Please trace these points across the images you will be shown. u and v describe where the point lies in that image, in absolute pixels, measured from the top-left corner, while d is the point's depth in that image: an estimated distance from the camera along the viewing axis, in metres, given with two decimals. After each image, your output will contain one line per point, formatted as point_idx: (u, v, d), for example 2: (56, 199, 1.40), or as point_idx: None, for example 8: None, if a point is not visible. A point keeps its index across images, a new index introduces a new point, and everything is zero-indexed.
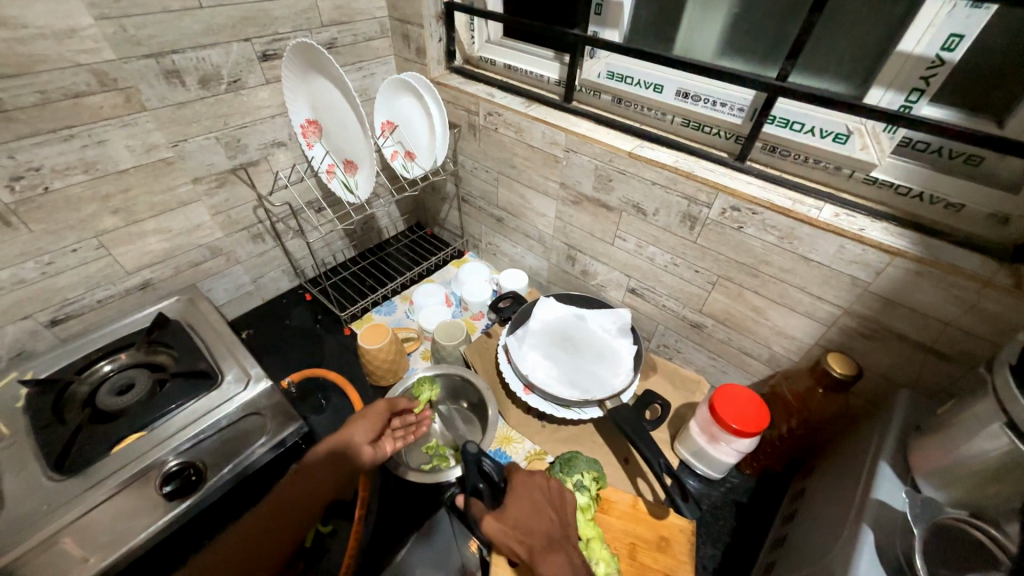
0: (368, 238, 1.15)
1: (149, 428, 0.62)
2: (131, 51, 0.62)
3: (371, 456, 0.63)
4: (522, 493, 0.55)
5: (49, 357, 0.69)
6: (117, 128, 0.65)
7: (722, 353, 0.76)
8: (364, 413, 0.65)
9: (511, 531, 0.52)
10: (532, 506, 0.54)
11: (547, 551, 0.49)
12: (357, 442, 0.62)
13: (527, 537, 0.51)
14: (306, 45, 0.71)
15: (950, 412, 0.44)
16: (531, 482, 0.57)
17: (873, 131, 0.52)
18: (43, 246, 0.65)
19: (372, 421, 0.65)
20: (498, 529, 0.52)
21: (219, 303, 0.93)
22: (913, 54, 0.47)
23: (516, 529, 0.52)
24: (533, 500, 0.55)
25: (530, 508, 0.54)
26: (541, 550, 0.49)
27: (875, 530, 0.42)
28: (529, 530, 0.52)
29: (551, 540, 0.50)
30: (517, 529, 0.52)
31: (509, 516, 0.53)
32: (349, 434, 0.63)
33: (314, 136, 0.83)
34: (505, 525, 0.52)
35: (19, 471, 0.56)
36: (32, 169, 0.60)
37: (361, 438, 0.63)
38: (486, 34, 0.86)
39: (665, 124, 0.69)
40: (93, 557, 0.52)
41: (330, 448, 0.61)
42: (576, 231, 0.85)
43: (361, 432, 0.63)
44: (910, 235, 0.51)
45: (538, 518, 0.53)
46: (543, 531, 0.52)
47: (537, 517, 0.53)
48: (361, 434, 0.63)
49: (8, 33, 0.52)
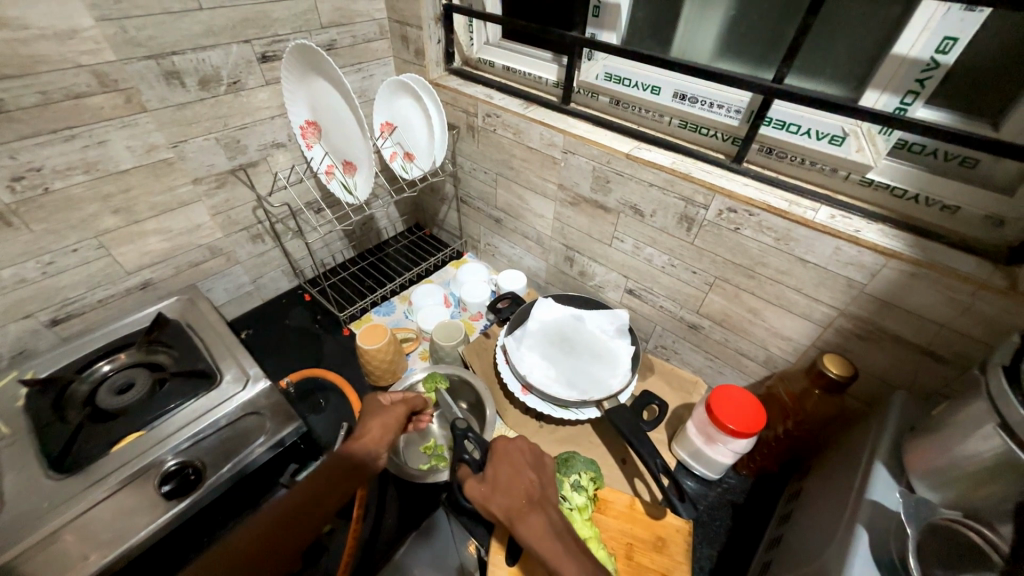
0: (367, 238, 1.15)
1: (148, 427, 0.63)
2: (131, 52, 0.62)
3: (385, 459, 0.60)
4: (503, 459, 0.54)
5: (50, 357, 0.70)
6: (117, 128, 0.65)
7: (720, 355, 0.77)
8: (382, 416, 0.62)
9: (492, 498, 0.49)
10: (515, 470, 0.52)
11: (526, 513, 0.48)
12: (377, 450, 0.58)
13: (508, 499, 0.49)
14: (306, 47, 0.72)
15: (945, 412, 0.44)
16: (511, 448, 0.55)
17: (868, 133, 0.52)
18: (44, 246, 0.65)
19: (392, 426, 0.61)
20: (480, 494, 0.50)
21: (219, 303, 0.94)
22: (908, 57, 0.47)
23: (496, 493, 0.50)
24: (518, 463, 0.53)
25: (512, 470, 0.52)
26: (520, 512, 0.48)
27: (870, 530, 0.42)
28: (510, 491, 0.50)
29: (530, 502, 0.49)
30: (499, 493, 0.50)
31: (491, 481, 0.51)
32: (368, 440, 0.58)
33: (314, 137, 0.84)
34: (485, 488, 0.50)
35: (20, 470, 0.57)
36: (33, 170, 0.60)
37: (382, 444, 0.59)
38: (485, 36, 0.87)
39: (662, 125, 0.69)
40: (93, 555, 0.53)
41: (352, 455, 0.57)
42: (574, 232, 0.85)
43: (380, 437, 0.59)
44: (905, 237, 0.52)
45: (521, 479, 0.52)
46: (525, 491, 0.50)
47: (519, 479, 0.51)
48: (382, 441, 0.59)
49: (10, 34, 0.53)
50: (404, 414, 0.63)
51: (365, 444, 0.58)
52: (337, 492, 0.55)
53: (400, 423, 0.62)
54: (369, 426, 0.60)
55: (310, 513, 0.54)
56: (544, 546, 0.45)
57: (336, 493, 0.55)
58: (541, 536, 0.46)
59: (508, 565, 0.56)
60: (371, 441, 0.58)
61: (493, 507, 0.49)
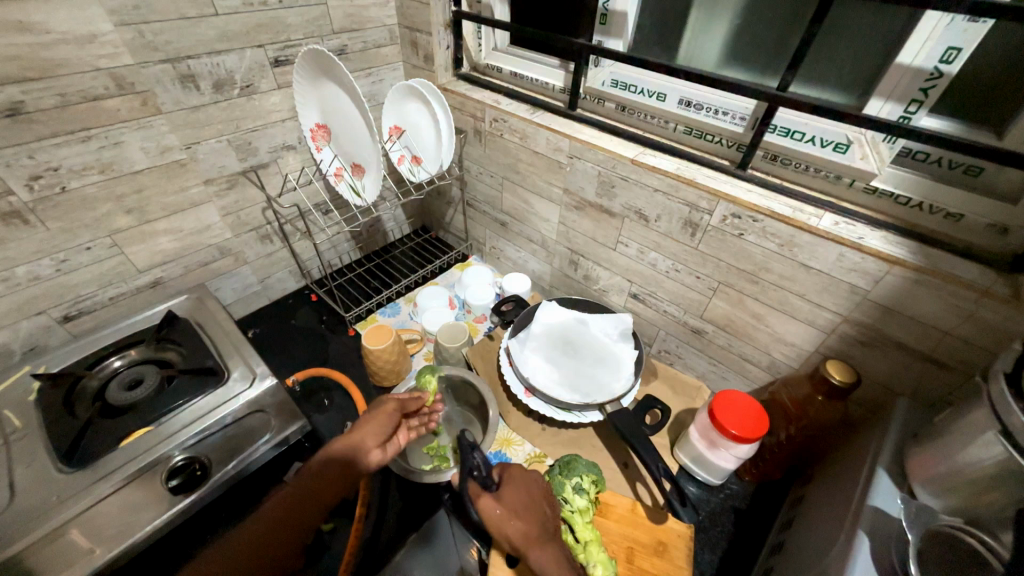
0: (374, 240, 1.16)
1: (156, 423, 0.63)
2: (148, 56, 0.63)
3: (380, 457, 0.59)
4: (517, 483, 0.57)
5: (61, 353, 0.71)
6: (133, 130, 0.66)
7: (723, 360, 0.77)
8: (374, 414, 0.62)
9: (506, 521, 0.52)
10: (528, 494, 0.56)
11: (540, 541, 0.51)
12: (367, 446, 0.59)
13: (524, 525, 0.52)
14: (318, 52, 0.73)
15: (947, 420, 0.44)
16: (527, 476, 0.59)
17: (872, 141, 0.53)
18: (58, 244, 0.67)
19: (384, 423, 0.62)
20: (495, 515, 0.52)
21: (227, 302, 0.95)
22: (912, 66, 0.48)
23: (514, 517, 0.52)
24: (530, 490, 0.57)
25: (525, 497, 0.56)
26: (534, 541, 0.51)
27: (871, 537, 0.42)
28: (525, 518, 0.53)
29: (543, 533, 0.52)
30: (516, 516, 0.52)
31: (504, 501, 0.54)
32: (358, 438, 0.59)
33: (324, 140, 0.86)
34: (501, 508, 0.53)
35: (30, 463, 0.58)
36: (50, 169, 0.62)
37: (372, 442, 0.59)
38: (493, 42, 0.88)
39: (668, 131, 0.70)
40: (99, 548, 0.54)
41: (341, 453, 0.57)
42: (578, 236, 0.86)
43: (373, 434, 0.60)
44: (908, 244, 0.52)
45: (531, 511, 0.54)
46: (537, 522, 0.53)
47: (534, 510, 0.55)
48: (373, 437, 0.60)
49: (31, 38, 0.54)
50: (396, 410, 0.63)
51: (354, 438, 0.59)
52: (321, 492, 0.55)
53: (392, 420, 0.62)
54: (361, 426, 0.61)
55: (300, 507, 0.54)
56: (554, 574, 0.48)
57: (328, 492, 0.55)
58: (552, 565, 0.49)
59: (509, 566, 0.59)
60: (361, 435, 0.59)
61: (509, 528, 0.51)
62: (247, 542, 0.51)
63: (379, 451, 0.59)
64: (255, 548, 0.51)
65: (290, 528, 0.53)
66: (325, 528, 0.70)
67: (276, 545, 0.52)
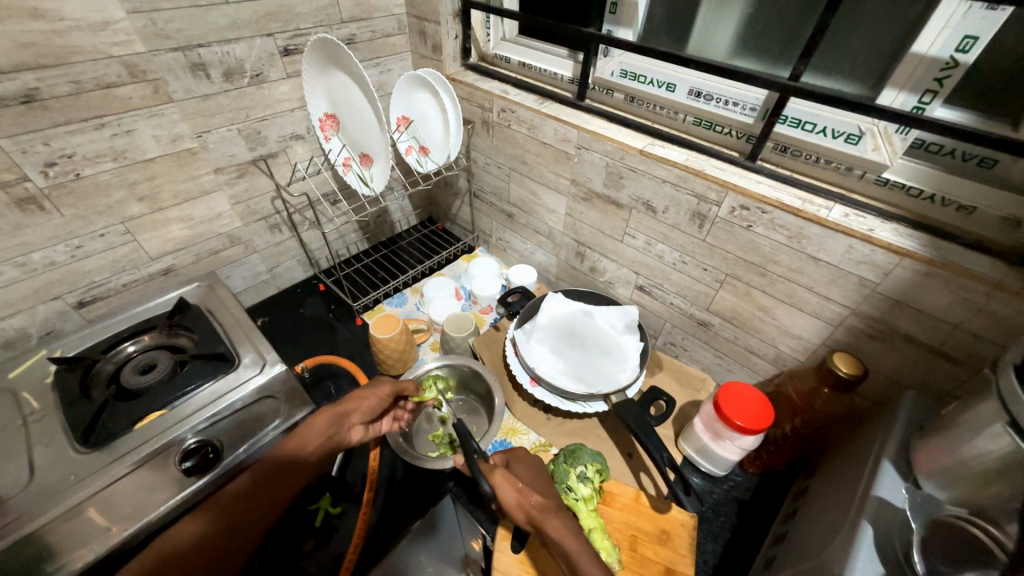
0: (381, 231, 1.17)
1: (169, 406, 0.65)
2: (159, 45, 0.64)
3: (359, 434, 0.65)
4: (524, 466, 0.60)
5: (76, 337, 0.72)
6: (145, 118, 0.67)
7: (729, 352, 0.77)
8: (367, 393, 0.66)
9: (521, 493, 0.54)
10: (535, 473, 0.59)
11: (555, 511, 0.52)
12: (352, 420, 0.64)
13: (538, 495, 0.54)
14: (327, 41, 0.74)
15: (955, 412, 0.44)
16: (531, 458, 0.62)
17: (884, 133, 0.52)
18: (73, 230, 0.68)
19: (374, 403, 0.66)
20: (509, 489, 0.54)
21: (237, 291, 0.96)
22: (927, 54, 0.47)
23: (528, 488, 0.54)
24: (537, 471, 0.60)
25: (534, 473, 0.59)
26: (550, 511, 0.52)
27: (875, 526, 0.42)
28: (539, 491, 0.55)
29: (558, 504, 0.54)
30: (530, 489, 0.55)
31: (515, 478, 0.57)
32: (347, 411, 0.64)
33: (333, 130, 0.85)
34: (515, 483, 0.55)
35: (48, 443, 0.59)
36: (65, 156, 0.62)
37: (357, 418, 0.65)
38: (502, 32, 0.88)
39: (677, 122, 0.70)
40: (115, 527, 0.55)
41: (326, 423, 0.61)
42: (585, 227, 0.86)
43: (361, 411, 0.65)
44: (919, 237, 0.51)
45: (547, 487, 0.57)
46: (552, 496, 0.55)
47: (545, 484, 0.57)
48: (360, 413, 0.65)
49: (46, 25, 0.55)
50: (389, 394, 0.68)
51: (344, 412, 0.63)
52: (300, 463, 0.57)
53: (382, 402, 0.67)
54: (354, 401, 0.65)
55: (273, 483, 0.55)
56: (570, 542, 0.49)
57: (303, 467, 0.57)
58: (566, 531, 0.50)
59: (513, 552, 0.60)
60: (353, 411, 0.64)
61: (525, 500, 0.53)
62: (217, 531, 0.50)
63: (361, 428, 0.66)
64: (227, 530, 0.51)
65: (254, 517, 0.52)
66: (332, 512, 0.70)
67: (251, 518, 0.52)
